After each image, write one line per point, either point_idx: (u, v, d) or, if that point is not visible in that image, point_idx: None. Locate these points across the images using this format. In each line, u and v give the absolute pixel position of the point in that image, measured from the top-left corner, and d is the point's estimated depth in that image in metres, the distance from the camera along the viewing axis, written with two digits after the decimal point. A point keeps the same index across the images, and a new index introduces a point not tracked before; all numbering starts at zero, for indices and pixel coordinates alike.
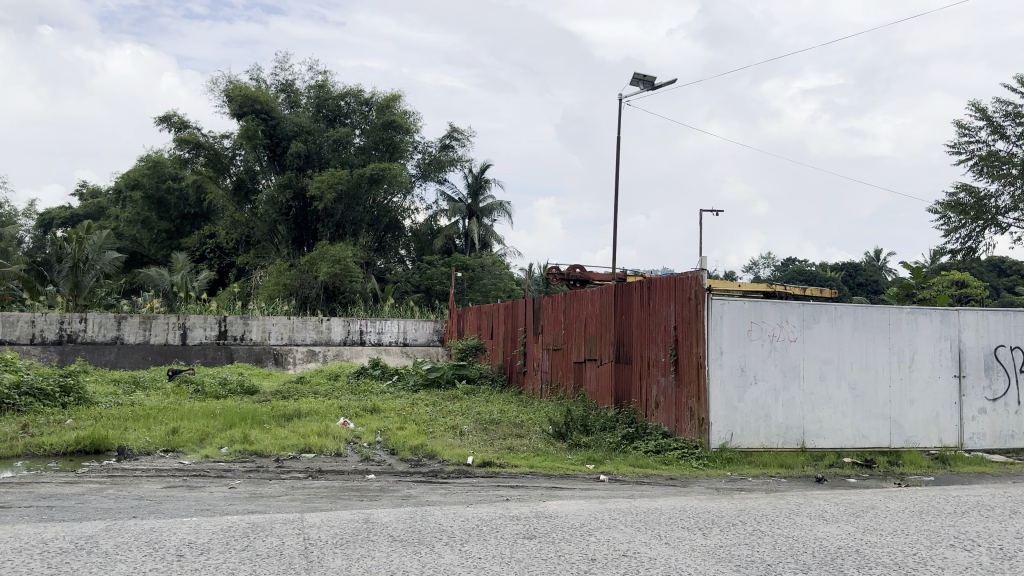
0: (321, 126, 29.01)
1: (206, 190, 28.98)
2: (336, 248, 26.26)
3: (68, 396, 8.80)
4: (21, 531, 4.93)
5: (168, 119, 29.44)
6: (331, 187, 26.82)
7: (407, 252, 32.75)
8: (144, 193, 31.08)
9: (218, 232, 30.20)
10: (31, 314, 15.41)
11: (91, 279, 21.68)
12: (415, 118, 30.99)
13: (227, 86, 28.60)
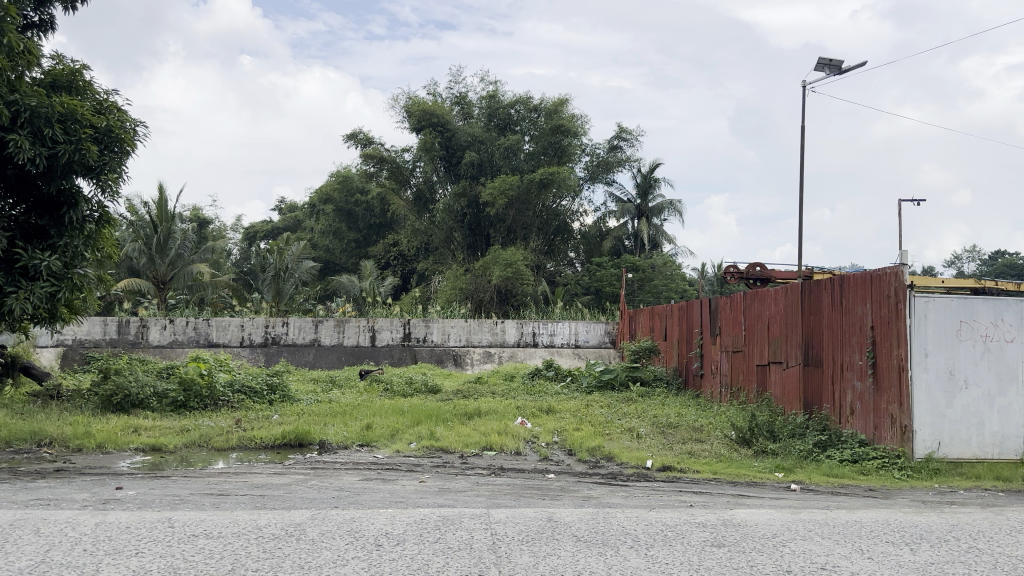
0: (493, 134, 29.91)
1: (390, 201, 30.98)
2: (507, 252, 26.97)
3: (274, 393, 9.65)
4: (240, 516, 5.47)
5: (355, 136, 31.60)
6: (503, 193, 27.56)
7: (577, 255, 33.25)
8: (336, 207, 33.64)
9: (400, 240, 32.40)
10: (239, 320, 16.83)
11: (290, 287, 23.59)
12: (583, 120, 31.10)
13: (407, 102, 30.21)
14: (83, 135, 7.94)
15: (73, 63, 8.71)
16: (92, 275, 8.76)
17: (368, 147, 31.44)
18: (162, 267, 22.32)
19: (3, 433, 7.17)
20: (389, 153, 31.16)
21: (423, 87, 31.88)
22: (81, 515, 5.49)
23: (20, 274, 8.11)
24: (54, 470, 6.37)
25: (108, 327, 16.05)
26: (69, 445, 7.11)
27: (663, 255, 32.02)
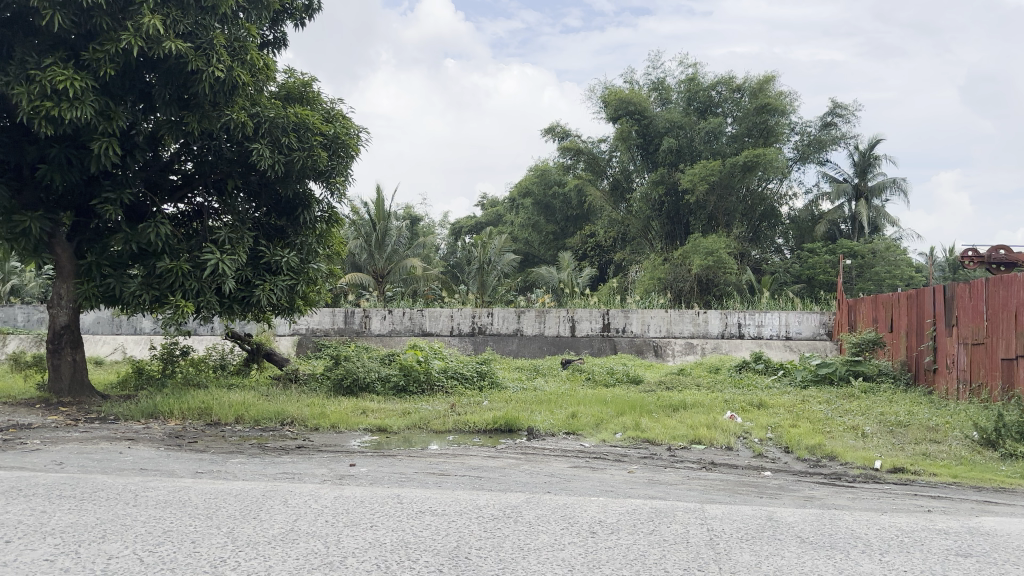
0: (693, 119, 29.17)
1: (587, 192, 31.27)
2: (708, 240, 26.22)
3: (484, 380, 10.07)
4: (461, 496, 5.77)
5: (553, 130, 32.30)
6: (704, 179, 26.78)
7: (785, 241, 31.60)
8: (534, 199, 35.09)
9: (598, 231, 32.79)
10: (449, 310, 17.75)
11: (494, 278, 24.55)
12: (790, 98, 29.45)
13: (604, 92, 30.33)
14: (314, 141, 8.79)
15: (303, 76, 9.61)
16: (323, 268, 9.64)
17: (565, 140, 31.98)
18: (380, 261, 24.15)
19: (253, 412, 8.09)
20: (586, 144, 31.42)
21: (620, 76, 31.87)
22: (321, 489, 6.06)
23: (263, 269, 9.05)
24: (296, 447, 7.09)
25: (334, 317, 17.59)
26: (308, 424, 7.89)
27: (883, 239, 29.62)
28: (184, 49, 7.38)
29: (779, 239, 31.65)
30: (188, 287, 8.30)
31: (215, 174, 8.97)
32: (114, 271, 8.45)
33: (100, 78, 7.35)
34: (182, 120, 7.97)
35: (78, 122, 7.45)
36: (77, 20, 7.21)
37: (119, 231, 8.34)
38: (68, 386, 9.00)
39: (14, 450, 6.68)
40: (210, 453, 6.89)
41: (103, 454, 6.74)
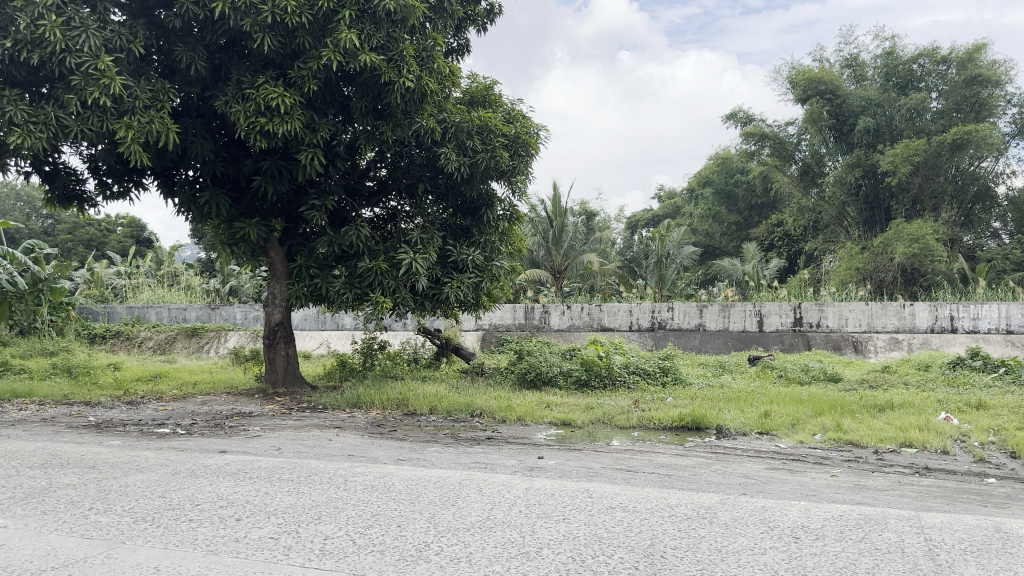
0: (892, 96, 26.94)
1: (773, 179, 30.24)
2: (913, 226, 24.16)
3: (667, 375, 9.87)
4: (652, 494, 5.69)
5: (735, 116, 31.27)
6: (907, 160, 24.66)
7: (1003, 225, 28.45)
8: (714, 189, 33.95)
9: (785, 219, 31.38)
10: (628, 305, 17.60)
11: (674, 272, 24.19)
12: (1007, 66, 26.39)
13: (791, 72, 28.93)
14: (497, 142, 9.04)
15: (485, 79, 9.90)
16: (506, 265, 9.93)
17: (748, 125, 30.93)
18: (558, 256, 24.53)
19: (445, 403, 8.48)
20: (772, 129, 30.17)
21: (809, 55, 30.17)
22: (513, 479, 6.24)
23: (452, 267, 9.45)
24: (486, 437, 7.36)
25: (516, 313, 18.02)
26: (496, 416, 8.15)
27: None
28: (378, 61, 7.84)
29: (996, 223, 28.54)
30: (386, 285, 8.84)
31: (406, 179, 9.49)
32: (321, 272, 9.17)
33: (305, 93, 7.98)
34: (378, 129, 8.53)
35: (288, 135, 8.15)
36: (285, 41, 7.80)
37: (325, 235, 9.06)
38: (282, 377, 9.87)
39: (239, 436, 7.43)
40: (408, 442, 7.31)
41: (315, 440, 7.34)
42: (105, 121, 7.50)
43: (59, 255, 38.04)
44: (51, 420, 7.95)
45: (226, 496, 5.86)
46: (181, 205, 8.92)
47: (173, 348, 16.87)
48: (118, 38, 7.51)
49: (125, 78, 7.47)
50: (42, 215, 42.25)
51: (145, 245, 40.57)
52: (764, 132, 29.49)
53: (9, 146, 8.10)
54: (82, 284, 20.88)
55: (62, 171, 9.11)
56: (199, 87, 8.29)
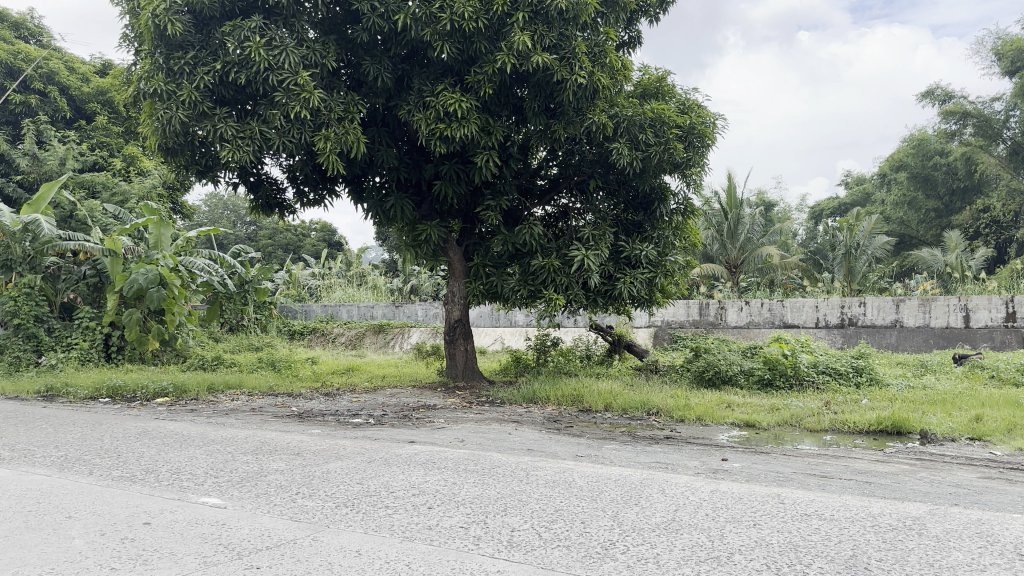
0: None
1: (978, 160, 28.64)
2: None
3: (861, 376, 9.20)
4: (850, 501, 5.31)
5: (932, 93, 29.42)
6: None
7: None
8: (910, 173, 31.38)
9: (994, 204, 28.25)
10: (813, 300, 16.69)
11: (864, 264, 22.65)
12: None
13: (998, 42, 26.36)
14: (671, 134, 8.84)
15: (657, 71, 9.73)
16: (680, 260, 9.73)
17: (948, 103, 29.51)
18: (733, 251, 23.72)
19: (621, 400, 8.40)
20: (976, 106, 29.12)
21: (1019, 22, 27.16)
22: (697, 481, 6.06)
23: (625, 263, 9.36)
24: (665, 437, 7.21)
25: (690, 309, 17.60)
26: (674, 415, 7.96)
27: None
28: (551, 61, 7.91)
29: None
30: (559, 282, 8.91)
31: (578, 176, 9.56)
32: (496, 270, 9.41)
33: (481, 97, 8.21)
34: (551, 128, 8.65)
35: (465, 139, 8.44)
36: (462, 47, 8.05)
37: (499, 234, 9.29)
38: (462, 372, 10.25)
39: (425, 427, 7.79)
40: (586, 438, 7.33)
41: (495, 434, 7.54)
42: (304, 133, 8.14)
43: (263, 259, 41.82)
44: (260, 409, 8.73)
45: (417, 485, 6.15)
46: (367, 209, 9.48)
47: (362, 343, 18.01)
48: (313, 54, 8.08)
49: (320, 91, 8.04)
50: (249, 222, 46.72)
51: (335, 248, 43.59)
52: (969, 109, 28.74)
53: (221, 159, 8.94)
54: (283, 285, 22.82)
55: (264, 181, 9.96)
56: (384, 97, 8.78)
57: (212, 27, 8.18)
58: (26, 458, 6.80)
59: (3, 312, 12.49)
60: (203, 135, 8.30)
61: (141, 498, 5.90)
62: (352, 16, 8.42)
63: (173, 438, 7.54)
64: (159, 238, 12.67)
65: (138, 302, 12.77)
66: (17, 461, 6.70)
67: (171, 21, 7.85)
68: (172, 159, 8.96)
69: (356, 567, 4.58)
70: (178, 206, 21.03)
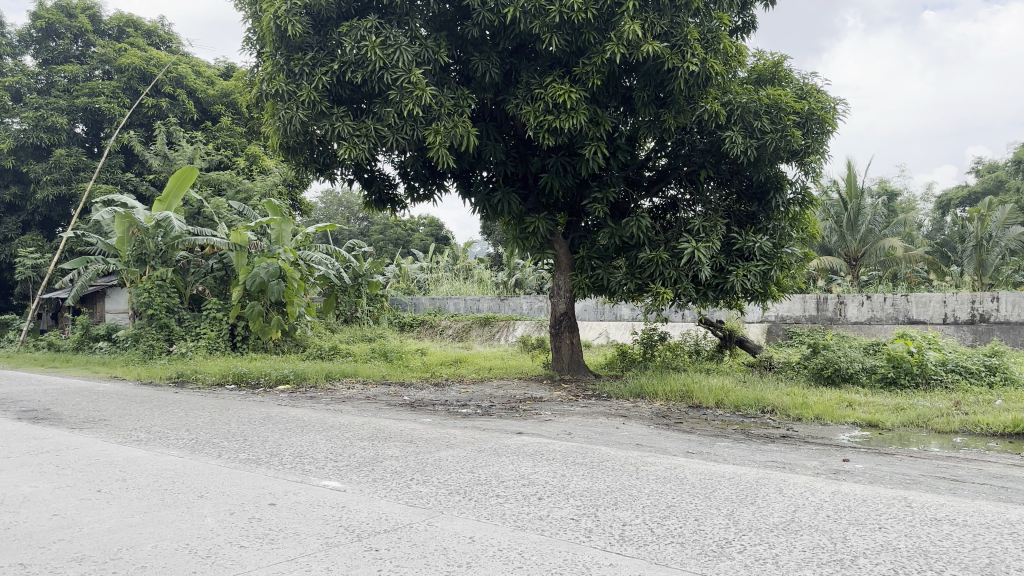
0: None
1: None
2: None
3: (996, 375, 8.60)
4: (985, 507, 4.95)
5: None
6: None
7: None
8: None
9: None
10: (941, 294, 15.68)
11: (998, 257, 21.08)
12: None
13: None
14: (787, 121, 8.53)
15: (773, 56, 9.41)
16: (797, 252, 9.38)
17: None
18: (853, 243, 22.49)
19: (733, 397, 8.18)
20: None
21: None
22: (816, 482, 5.81)
23: (737, 255, 9.09)
24: (781, 435, 6.95)
25: (806, 303, 16.89)
26: (790, 414, 7.67)
27: None
28: (662, 49, 7.76)
29: None
30: (667, 275, 8.74)
31: (688, 166, 9.39)
32: (602, 263, 9.35)
33: (589, 88, 8.16)
34: (660, 118, 8.51)
35: (573, 131, 8.41)
36: (570, 38, 8.02)
37: (606, 227, 9.22)
38: (567, 366, 10.24)
39: (533, 419, 7.83)
40: (697, 435, 7.17)
41: (603, 427, 7.49)
42: (416, 129, 8.35)
43: (375, 253, 43.29)
44: (373, 398, 9.03)
45: (526, 476, 6.19)
46: (475, 203, 9.62)
47: (468, 336, 18.33)
48: (425, 51, 8.26)
49: (432, 88, 8.22)
50: (362, 218, 48.48)
51: (442, 242, 44.57)
52: None
53: (337, 156, 9.28)
54: (393, 278, 23.53)
55: (377, 177, 10.28)
56: (493, 91, 8.87)
57: (330, 28, 8.49)
58: (162, 439, 7.30)
59: (139, 303, 13.45)
60: (321, 133, 8.63)
61: (267, 479, 6.21)
62: (462, 12, 8.54)
63: (293, 423, 7.91)
64: (280, 233, 13.32)
65: (260, 294, 13.48)
66: (154, 442, 7.20)
67: (292, 23, 8.19)
68: (292, 157, 9.38)
69: (469, 553, 4.66)
70: (297, 205, 21.98)
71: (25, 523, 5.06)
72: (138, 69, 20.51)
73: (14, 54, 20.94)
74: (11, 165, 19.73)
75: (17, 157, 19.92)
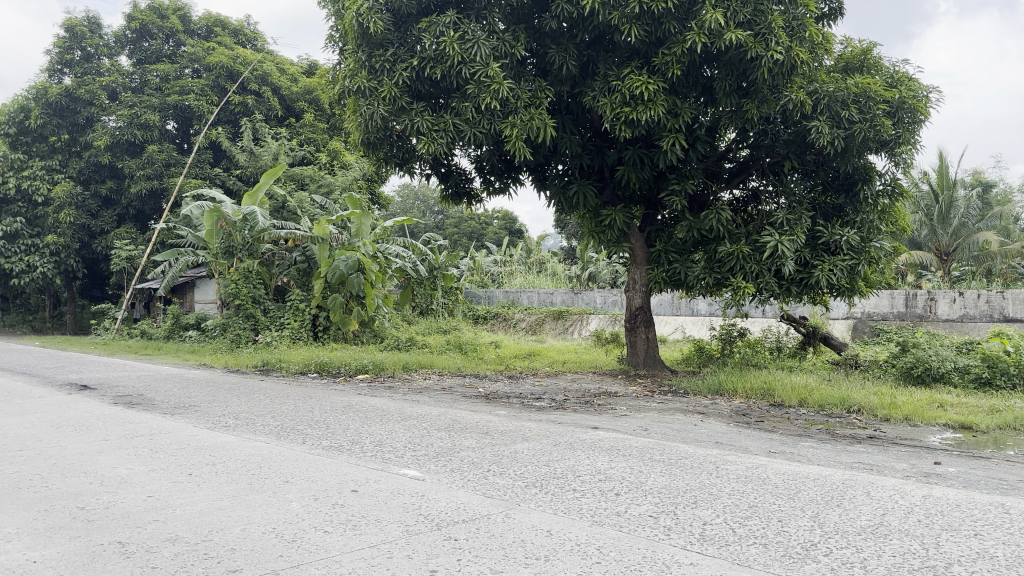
0: None
1: None
2: None
3: None
4: None
5: None
6: None
7: None
8: None
9: None
10: None
11: None
12: None
13: None
14: (877, 110, 8.23)
15: (862, 43, 9.07)
16: (886, 247, 9.00)
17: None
18: (944, 236, 21.86)
19: (816, 396, 7.93)
20: None
21: None
22: (906, 485, 5.58)
23: (823, 249, 8.82)
24: (868, 436, 6.71)
25: (895, 299, 16.22)
26: (877, 414, 7.39)
27: None
28: (744, 37, 7.57)
29: None
30: (748, 270, 8.55)
31: (771, 158, 9.15)
32: (680, 257, 9.21)
33: (669, 78, 8.03)
34: (742, 108, 8.31)
35: (651, 122, 8.29)
36: (650, 29, 7.92)
37: (684, 220, 9.08)
38: (643, 361, 10.14)
39: (609, 414, 7.78)
40: (779, 434, 6.98)
41: (680, 424, 7.37)
42: (493, 123, 8.39)
43: (450, 246, 43.84)
44: (450, 389, 9.15)
45: (604, 471, 6.15)
46: (551, 196, 9.60)
47: (542, 329, 18.35)
48: (503, 45, 8.28)
49: (510, 81, 8.24)
50: (437, 212, 49.12)
51: (516, 235, 44.68)
52: None
53: (416, 150, 9.41)
54: (467, 271, 23.76)
55: (454, 171, 10.38)
56: (570, 84, 8.82)
57: (410, 24, 8.62)
58: (249, 425, 7.57)
59: (226, 293, 14.00)
60: (401, 128, 8.78)
61: (349, 466, 6.37)
62: (540, 5, 8.52)
63: (373, 412, 8.08)
64: (360, 226, 13.62)
65: (340, 286, 13.84)
66: (241, 428, 7.48)
67: (374, 20, 8.35)
68: (373, 153, 9.57)
69: (547, 547, 4.66)
70: (377, 197, 22.45)
71: (123, 503, 5.33)
72: (226, 68, 21.35)
73: (111, 54, 22.04)
74: (108, 161, 20.78)
75: (113, 153, 20.97)
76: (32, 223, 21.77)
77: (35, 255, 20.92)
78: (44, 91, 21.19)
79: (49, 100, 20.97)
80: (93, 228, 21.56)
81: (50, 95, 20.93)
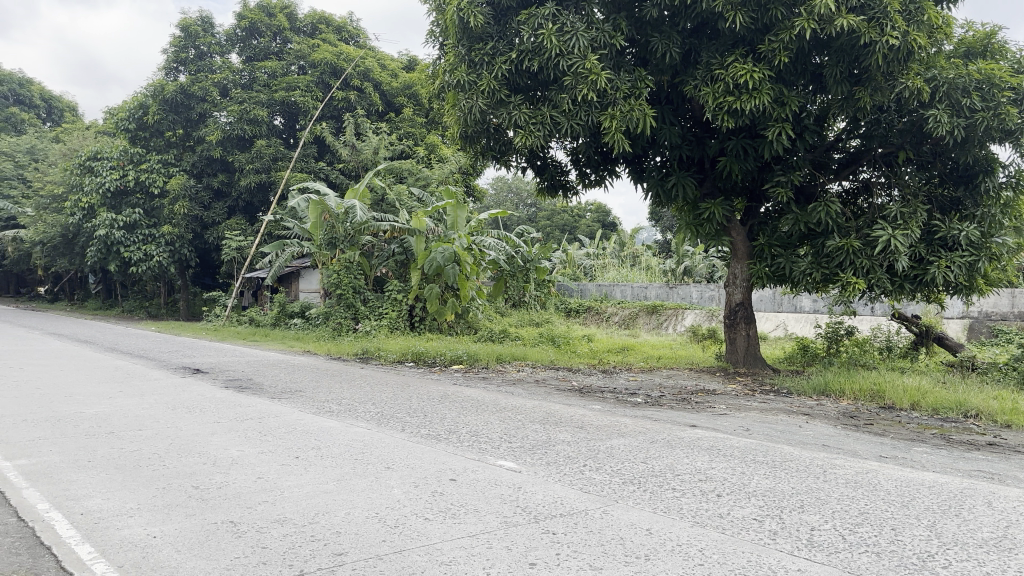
0: None
1: None
2: None
3: None
4: None
5: None
6: None
7: None
8: None
9: None
10: None
11: None
12: None
13: None
14: (1002, 97, 7.69)
15: (985, 26, 8.50)
16: (1010, 243, 8.42)
17: None
18: None
19: (930, 399, 7.51)
20: None
21: None
22: None
23: (939, 244, 8.34)
24: (988, 443, 6.31)
25: (1016, 299, 15.20)
26: (998, 420, 6.94)
27: None
28: (857, 22, 7.23)
29: None
30: (858, 265, 8.17)
31: (883, 149, 8.72)
32: (785, 251, 8.91)
33: (775, 66, 7.75)
34: (853, 96, 7.93)
35: (756, 112, 8.03)
36: (756, 15, 7.66)
37: (790, 213, 8.78)
38: (743, 358, 9.86)
39: (707, 412, 7.61)
40: (890, 438, 6.66)
41: (783, 425, 7.13)
42: (591, 114, 8.31)
43: (542, 238, 43.98)
44: (544, 382, 9.18)
45: (704, 471, 6.01)
46: (649, 188, 9.45)
47: (635, 324, 18.16)
48: (603, 35, 8.18)
49: (608, 72, 8.14)
50: (529, 205, 49.30)
51: (609, 228, 44.31)
52: None
53: (512, 143, 9.43)
54: (559, 264, 23.75)
55: (550, 163, 10.37)
56: (670, 73, 8.64)
57: (509, 17, 8.65)
58: (351, 411, 7.81)
59: (329, 283, 14.48)
60: (499, 122, 8.82)
61: (447, 455, 6.47)
62: None
63: (469, 403, 8.18)
64: (455, 219, 13.82)
65: (436, 277, 14.08)
66: (344, 414, 7.71)
67: (474, 14, 8.42)
68: (469, 146, 9.66)
69: (647, 546, 4.58)
70: (471, 190, 22.71)
71: (235, 483, 5.59)
72: (330, 64, 22.15)
73: (222, 53, 23.09)
74: (219, 155, 21.81)
75: (224, 147, 21.99)
76: (150, 214, 23.10)
77: (152, 245, 22.19)
78: (161, 88, 22.43)
79: (166, 96, 22.19)
80: (205, 219, 22.67)
81: (167, 92, 22.12)
